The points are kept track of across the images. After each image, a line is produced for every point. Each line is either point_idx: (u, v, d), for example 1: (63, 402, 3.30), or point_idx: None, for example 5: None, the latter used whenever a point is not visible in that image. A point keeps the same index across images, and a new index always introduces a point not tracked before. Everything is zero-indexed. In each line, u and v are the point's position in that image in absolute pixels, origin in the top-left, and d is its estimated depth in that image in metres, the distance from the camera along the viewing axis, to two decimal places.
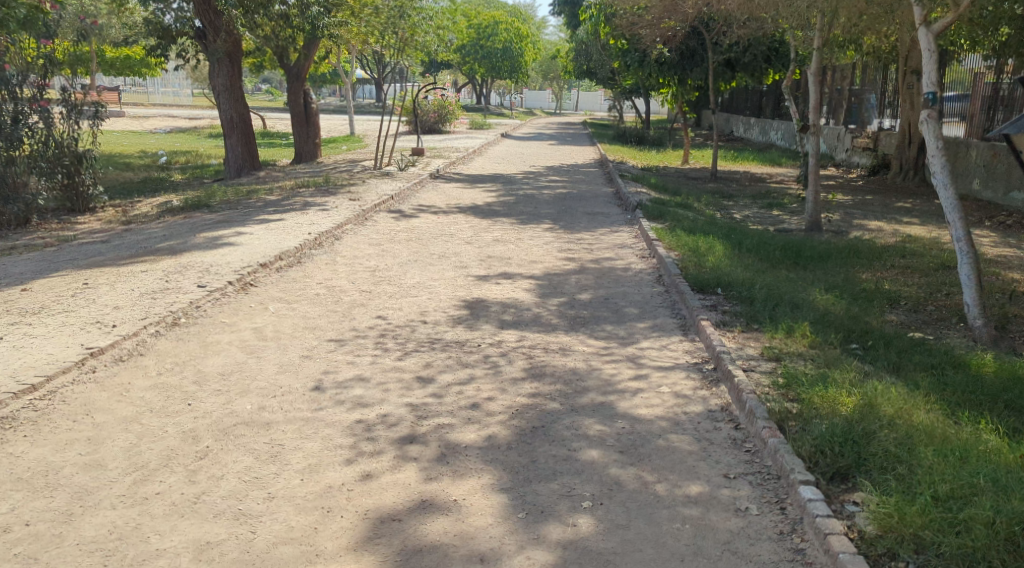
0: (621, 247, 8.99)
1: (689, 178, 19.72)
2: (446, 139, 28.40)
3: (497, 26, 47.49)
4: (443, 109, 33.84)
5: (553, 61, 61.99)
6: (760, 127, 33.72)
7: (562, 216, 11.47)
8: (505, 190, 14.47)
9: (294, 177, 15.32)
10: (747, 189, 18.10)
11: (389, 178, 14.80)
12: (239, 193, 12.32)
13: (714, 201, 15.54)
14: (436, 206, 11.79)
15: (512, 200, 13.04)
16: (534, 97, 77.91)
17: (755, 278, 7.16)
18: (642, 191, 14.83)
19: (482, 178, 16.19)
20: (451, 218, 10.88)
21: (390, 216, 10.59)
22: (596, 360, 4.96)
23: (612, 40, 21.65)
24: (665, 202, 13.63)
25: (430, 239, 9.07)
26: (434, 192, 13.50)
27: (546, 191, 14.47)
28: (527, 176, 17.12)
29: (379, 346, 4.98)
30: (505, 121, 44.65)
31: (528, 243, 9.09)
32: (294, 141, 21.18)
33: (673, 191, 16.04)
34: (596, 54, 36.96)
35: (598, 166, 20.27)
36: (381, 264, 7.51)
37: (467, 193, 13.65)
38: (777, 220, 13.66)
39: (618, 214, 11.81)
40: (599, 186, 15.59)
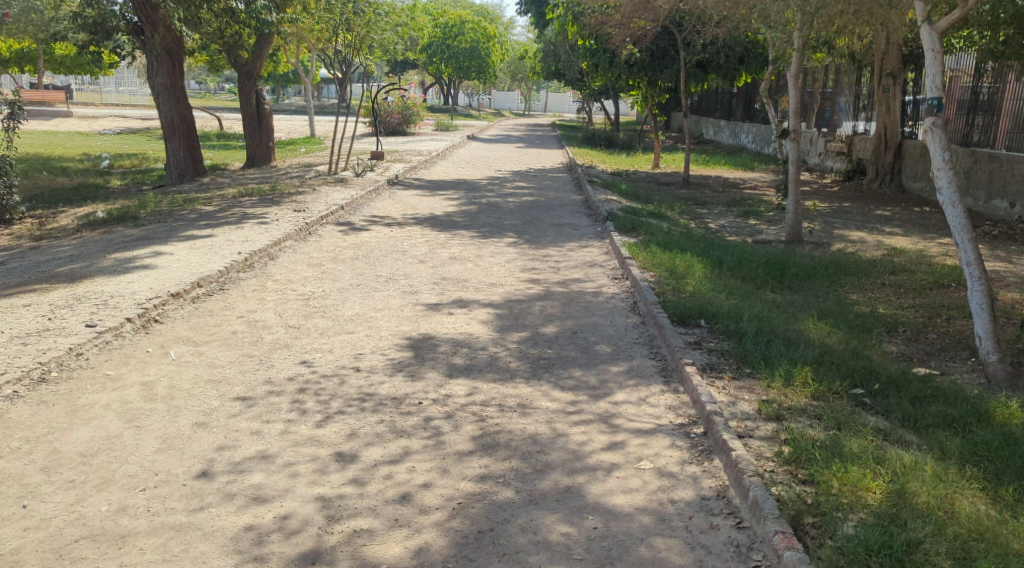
0: (590, 266, 8.15)
1: (660, 183, 19.00)
2: (409, 141, 27.44)
3: (464, 25, 46.60)
4: (407, 110, 32.92)
5: (522, 61, 61.21)
6: (731, 129, 33.20)
7: (526, 228, 10.62)
8: (468, 197, 13.61)
9: (241, 183, 14.32)
10: (720, 196, 17.42)
11: (344, 184, 13.88)
12: (175, 202, 11.32)
13: (687, 209, 14.80)
14: (391, 217, 10.89)
15: (473, 209, 12.18)
16: (503, 97, 77.07)
17: (742, 306, 6.35)
18: (612, 199, 14.06)
19: (443, 184, 15.31)
20: (406, 230, 9.99)
21: (337, 228, 9.68)
22: (561, 422, 4.10)
23: (580, 40, 20.89)
24: (637, 211, 12.86)
25: (377, 257, 8.16)
26: (391, 200, 12.60)
27: (511, 198, 13.63)
28: (492, 181, 16.27)
29: (295, 407, 4.08)
30: (473, 122, 43.74)
31: (488, 261, 8.22)
32: (246, 144, 20.13)
33: (645, 199, 15.28)
34: (564, 54, 36.20)
35: (566, 171, 19.47)
36: (317, 291, 6.59)
37: (425, 201, 12.77)
38: (754, 230, 12.93)
39: (586, 225, 11.00)
40: (567, 193, 14.79)
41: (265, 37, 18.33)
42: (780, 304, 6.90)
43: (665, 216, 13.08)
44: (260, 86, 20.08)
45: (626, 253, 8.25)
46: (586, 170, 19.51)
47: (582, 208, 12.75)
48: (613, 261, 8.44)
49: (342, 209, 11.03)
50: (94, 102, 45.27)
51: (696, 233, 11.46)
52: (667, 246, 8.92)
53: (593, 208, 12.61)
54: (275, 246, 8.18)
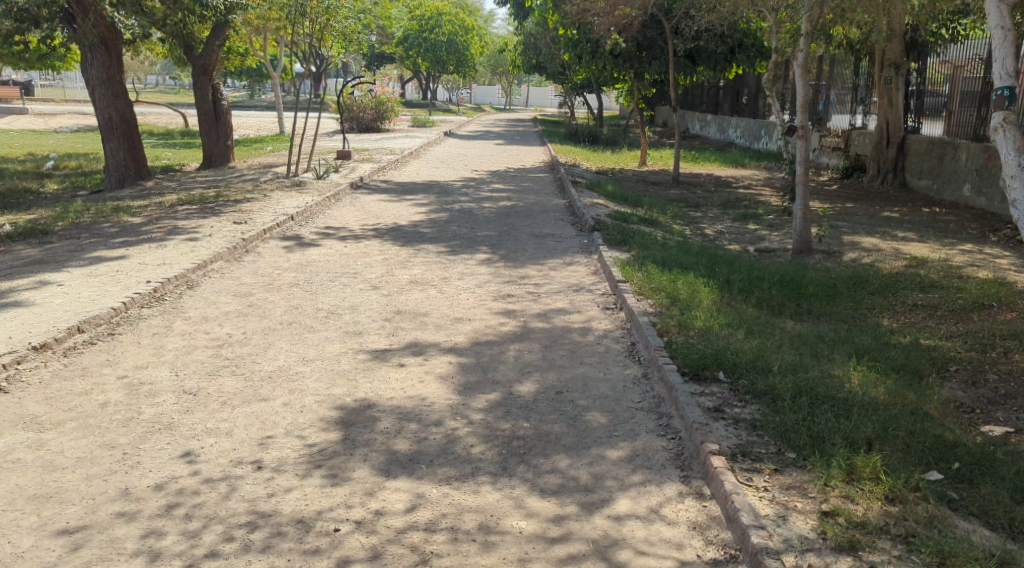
0: (574, 290, 6.90)
1: (648, 183, 17.78)
2: (382, 139, 26.06)
3: (441, 18, 45.12)
4: (381, 105, 31.50)
5: (503, 55, 59.74)
6: (717, 124, 32.09)
7: (502, 239, 9.34)
8: (440, 202, 12.33)
9: (188, 188, 12.94)
10: (714, 196, 16.24)
11: (301, 189, 12.55)
12: (101, 213, 9.93)
13: (680, 213, 13.59)
14: (350, 229, 9.59)
15: (444, 217, 10.90)
16: (484, 93, 75.57)
17: (767, 350, 5.09)
18: (598, 203, 12.82)
19: (415, 187, 14.02)
20: (364, 245, 8.70)
21: (284, 244, 8.39)
22: (538, 561, 2.85)
23: (561, 30, 19.63)
24: (627, 217, 11.64)
25: (323, 282, 6.87)
26: (353, 207, 11.30)
27: (488, 203, 12.36)
28: (468, 183, 14.97)
29: (149, 548, 2.79)
30: (452, 118, 42.32)
31: (454, 286, 6.95)
32: (202, 143, 18.72)
33: (633, 202, 14.06)
34: (545, 47, 34.85)
35: (549, 170, 18.23)
36: (236, 333, 5.28)
37: (391, 208, 11.48)
38: (756, 237, 11.72)
39: (570, 235, 9.74)
40: (548, 196, 13.54)
41: (221, 27, 16.98)
42: (809, 341, 5.64)
43: (658, 223, 11.85)
44: (217, 80, 18.72)
45: (618, 275, 6.98)
46: (569, 169, 18.26)
47: (565, 214, 11.49)
48: (602, 282, 7.17)
49: (293, 219, 9.73)
50: (56, 98, 43.39)
51: (694, 244, 10.24)
52: (666, 265, 7.65)
53: (578, 214, 11.38)
54: (200, 269, 6.87)
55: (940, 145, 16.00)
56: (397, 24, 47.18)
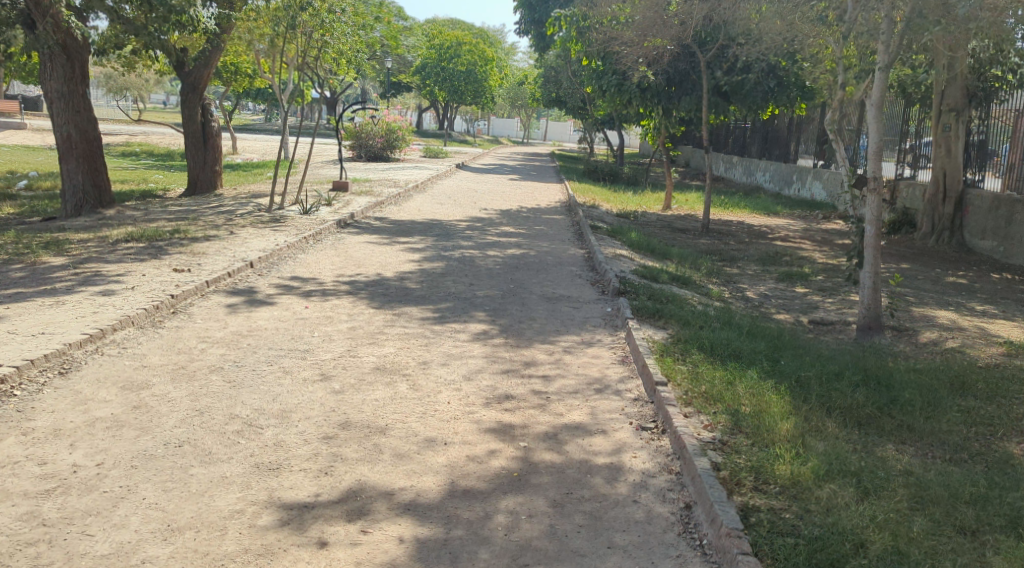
0: (596, 389, 5.10)
1: (675, 231, 16.05)
2: (389, 169, 24.49)
3: (460, 47, 43.89)
4: (392, 134, 30.02)
5: (522, 87, 58.57)
6: (744, 166, 30.45)
7: (508, 302, 7.57)
8: (438, 247, 10.63)
9: (153, 219, 11.33)
10: (750, 249, 14.47)
11: (278, 225, 10.88)
12: (24, 248, 8.26)
13: (716, 269, 11.82)
14: (321, 281, 7.87)
15: (439, 267, 9.17)
16: (503, 125, 74.43)
17: (898, 531, 3.30)
18: (623, 255, 11.06)
19: (412, 227, 12.34)
20: (332, 304, 6.97)
21: (229, 300, 6.68)
22: None
23: (584, 59, 18.00)
24: (656, 274, 9.88)
25: (258, 364, 5.12)
26: (333, 251, 9.60)
27: (493, 250, 10.63)
28: (473, 225, 13.28)
29: None
30: (465, 149, 40.93)
31: (434, 375, 5.18)
32: (188, 167, 17.20)
33: (661, 255, 12.30)
34: (566, 80, 33.40)
35: (566, 212, 16.53)
36: (88, 466, 3.51)
37: (380, 254, 9.77)
38: (807, 305, 9.92)
39: (588, 298, 7.97)
40: (564, 244, 11.80)
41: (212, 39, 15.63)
42: (943, 501, 3.84)
43: (694, 282, 10.06)
44: (210, 101, 17.47)
45: (657, 371, 5.20)
46: (589, 211, 16.57)
47: (583, 268, 9.73)
48: (634, 377, 5.37)
49: (254, 265, 8.04)
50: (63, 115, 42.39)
51: (741, 315, 8.42)
52: (718, 354, 5.87)
53: (598, 268, 9.62)
54: (96, 341, 5.13)
55: (1007, 202, 14.20)
56: (414, 52, 46.03)
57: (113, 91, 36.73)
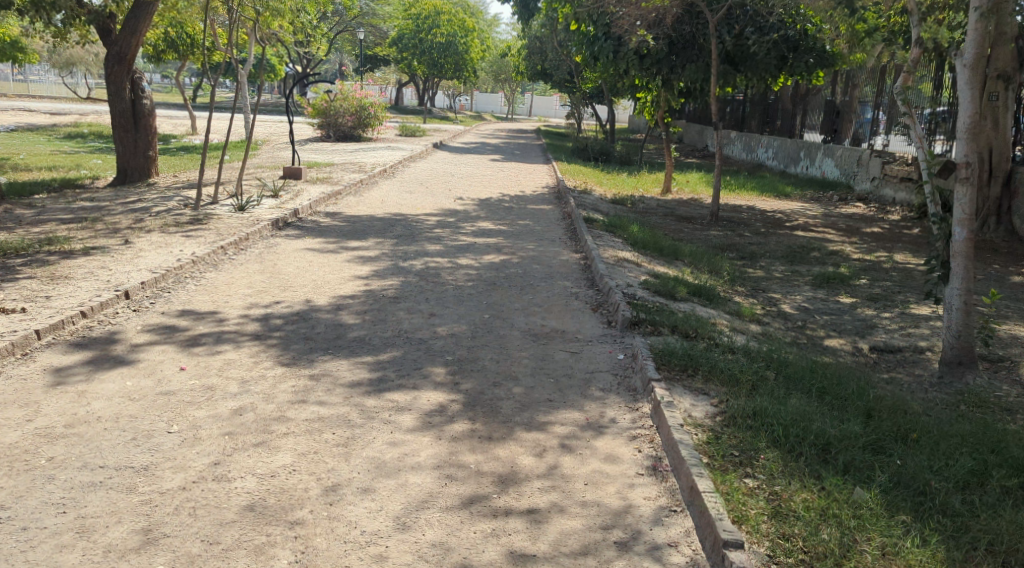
0: (617, 546, 3.04)
1: (680, 221, 14.02)
2: (358, 152, 22.30)
3: (439, 17, 41.35)
4: (363, 111, 27.73)
5: (505, 59, 56.20)
6: (743, 141, 28.36)
7: (479, 346, 5.48)
8: (396, 254, 8.52)
9: (44, 221, 9.16)
10: (769, 243, 12.43)
11: (198, 229, 8.73)
12: None
13: (737, 274, 9.78)
14: (222, 318, 5.74)
15: (391, 286, 7.07)
16: (487, 99, 71.98)
17: None
18: (626, 261, 8.99)
19: (369, 226, 10.21)
20: (225, 359, 4.86)
21: (66, 364, 4.56)
22: None
23: (573, 24, 15.88)
24: (672, 287, 7.81)
25: (42, 513, 3.02)
26: (258, 266, 7.48)
27: (465, 258, 8.54)
28: (444, 220, 11.18)
29: None
30: (446, 127, 38.65)
31: (346, 522, 3.09)
32: (117, 153, 15.00)
33: (670, 258, 10.24)
34: (551, 50, 31.11)
35: (555, 200, 14.44)
36: None
37: (320, 267, 7.67)
38: (861, 324, 7.88)
39: (590, 333, 5.88)
40: (555, 244, 9.71)
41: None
42: None
43: (719, 296, 8.02)
44: (142, 75, 15.28)
45: (719, 509, 3.12)
46: (580, 199, 14.48)
47: (580, 281, 7.64)
48: (681, 511, 3.30)
49: (135, 295, 5.92)
50: (13, 94, 39.75)
51: (791, 352, 6.39)
52: (800, 450, 3.78)
53: (600, 282, 7.56)
54: None
55: None
56: (390, 23, 43.54)
57: (63, 68, 34.16)
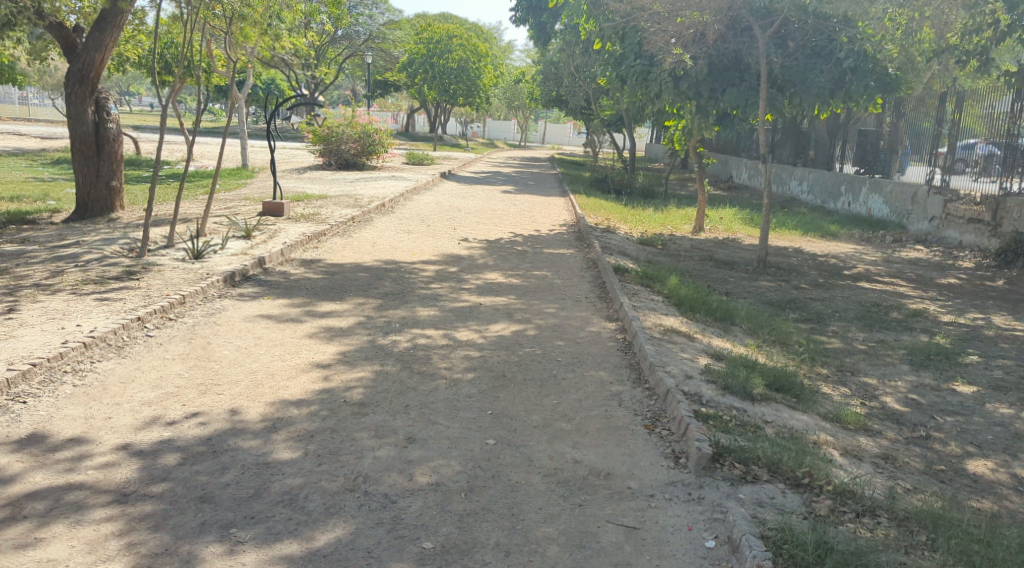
0: None
1: (722, 270, 12.04)
2: (358, 182, 20.38)
3: (450, 41, 39.34)
4: (367, 138, 25.91)
5: (519, 85, 54.65)
6: (773, 173, 26.39)
7: (478, 515, 3.45)
8: (378, 323, 6.52)
9: None
10: (835, 298, 10.40)
11: (123, 287, 6.77)
12: None
13: (814, 348, 7.72)
14: (83, 454, 3.74)
15: (360, 380, 5.06)
16: (499, 127, 70.30)
17: None
18: (675, 335, 6.93)
19: (349, 279, 8.21)
20: (42, 556, 3.02)
21: None
22: None
23: (599, 42, 14.04)
24: (746, 380, 5.75)
25: None
26: (182, 346, 5.49)
27: (467, 330, 6.53)
28: (444, 270, 9.20)
29: None
30: (456, 155, 36.90)
31: None
32: (75, 181, 13.03)
33: (724, 324, 8.20)
34: (568, 76, 29.30)
35: (577, 242, 12.46)
36: None
37: (270, 346, 5.65)
38: (1003, 430, 5.82)
39: (651, 480, 3.87)
40: (581, 307, 7.63)
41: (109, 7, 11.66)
42: None
43: (806, 392, 5.94)
44: (109, 94, 13.39)
45: None
46: (606, 242, 12.50)
47: (620, 373, 5.56)
48: None
49: None
50: (7, 117, 38.28)
51: (940, 498, 4.34)
52: None
53: (650, 374, 5.47)
54: None
55: None
56: (399, 48, 41.93)
57: (54, 90, 32.55)
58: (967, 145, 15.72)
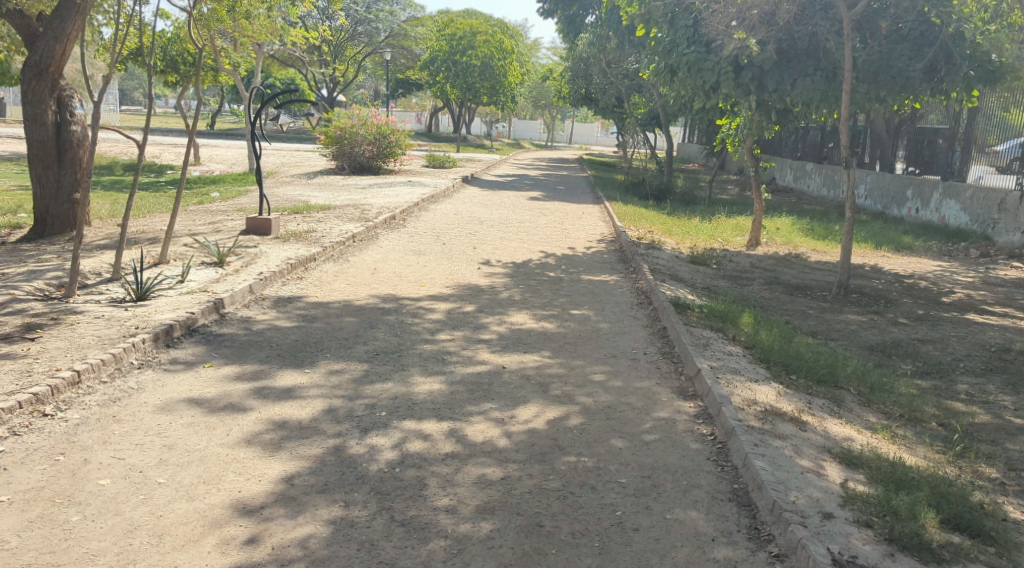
0: None
1: (795, 300, 10.00)
2: (371, 189, 18.52)
3: (474, 36, 37.43)
4: (383, 140, 24.09)
5: (546, 82, 52.91)
6: (821, 176, 24.14)
7: None
8: (353, 409, 4.54)
9: None
10: (948, 340, 8.31)
11: (5, 352, 4.87)
12: None
13: (962, 429, 5.62)
14: None
15: (302, 545, 3.12)
16: (526, 127, 68.15)
17: None
18: (779, 423, 4.89)
19: (330, 329, 6.25)
20: None
21: None
22: None
23: (645, 30, 12.05)
24: (913, 516, 3.68)
25: None
26: (41, 471, 3.59)
27: (482, 418, 4.54)
28: (458, 310, 7.23)
29: None
30: (480, 156, 35.09)
31: None
32: (37, 196, 11.19)
33: (829, 389, 6.15)
34: (598, 72, 27.24)
35: (620, 264, 10.45)
36: None
37: (179, 461, 3.73)
38: None
39: None
40: (640, 372, 5.60)
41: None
42: None
43: (1001, 529, 3.87)
44: (76, 94, 11.50)
45: None
46: (654, 263, 10.47)
47: (724, 517, 3.60)
48: None
49: None
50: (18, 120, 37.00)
51: None
52: None
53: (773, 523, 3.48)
54: None
55: None
56: (421, 44, 40.08)
57: None
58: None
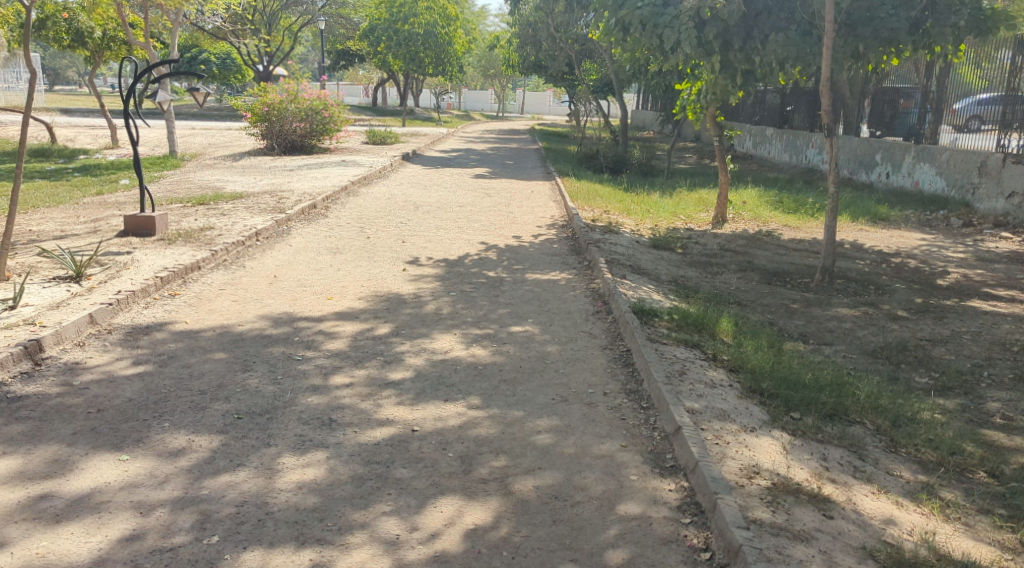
0: None
1: (772, 290, 8.68)
2: (299, 171, 16.77)
3: (415, 3, 35.17)
4: (314, 116, 22.20)
5: (494, 51, 51.15)
6: (782, 142, 22.92)
7: None
8: (172, 534, 3.08)
9: None
10: (958, 340, 7.03)
11: None
12: None
13: (1018, 482, 4.29)
14: None
15: None
16: (476, 98, 65.97)
17: None
18: (793, 507, 3.49)
19: (184, 375, 4.67)
20: None
21: None
22: None
23: None
24: None
25: None
26: None
27: (366, 539, 3.10)
28: (368, 334, 5.71)
29: None
30: (426, 130, 33.34)
31: None
32: None
33: (842, 428, 4.76)
34: (546, 37, 25.58)
35: (572, 255, 8.99)
36: None
37: None
38: None
39: None
40: (599, 429, 4.15)
41: None
42: None
43: None
44: None
45: None
46: (612, 253, 9.03)
47: None
48: None
49: None
50: None
51: None
52: None
53: None
54: None
55: None
56: (360, 13, 37.93)
57: None
58: (980, 102, 14.63)
